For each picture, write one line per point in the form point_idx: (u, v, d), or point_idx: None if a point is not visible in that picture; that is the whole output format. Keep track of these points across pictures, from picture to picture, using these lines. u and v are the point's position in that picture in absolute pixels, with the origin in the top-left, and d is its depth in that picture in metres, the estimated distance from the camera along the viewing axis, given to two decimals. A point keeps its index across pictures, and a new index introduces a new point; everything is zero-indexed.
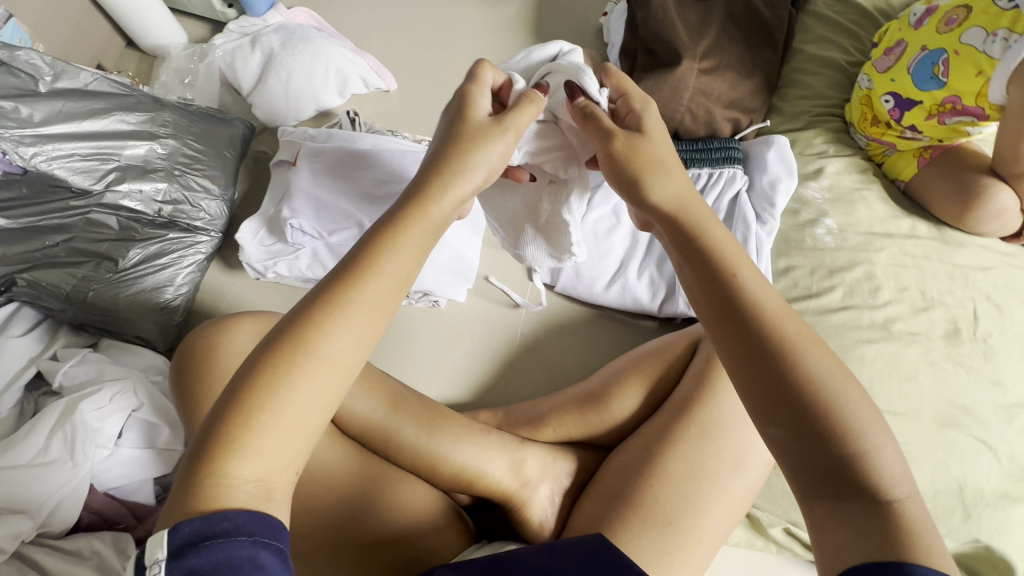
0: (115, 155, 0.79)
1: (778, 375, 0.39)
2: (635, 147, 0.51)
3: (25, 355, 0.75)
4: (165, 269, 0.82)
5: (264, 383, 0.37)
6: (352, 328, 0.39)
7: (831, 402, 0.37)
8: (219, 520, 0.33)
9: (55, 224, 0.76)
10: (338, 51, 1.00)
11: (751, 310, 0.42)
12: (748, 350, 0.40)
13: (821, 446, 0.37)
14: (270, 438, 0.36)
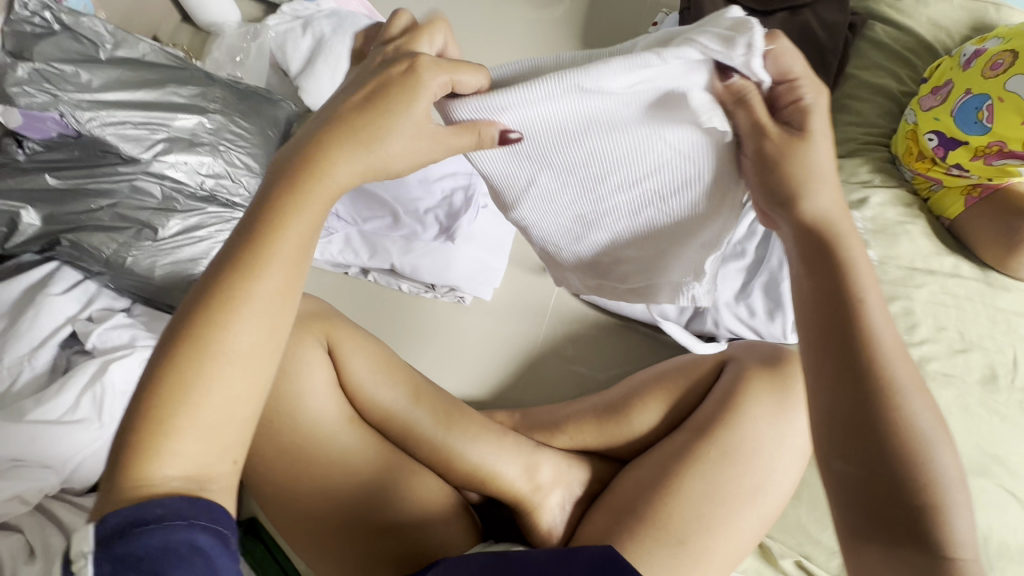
0: (165, 127, 0.80)
1: (866, 418, 0.39)
2: (794, 149, 0.44)
3: (63, 313, 0.77)
4: (201, 242, 0.83)
5: (172, 381, 0.35)
6: (254, 323, 0.36)
7: (917, 455, 0.38)
8: (152, 507, 0.32)
9: (102, 188, 0.77)
10: None
11: (864, 339, 0.40)
12: (849, 388, 0.40)
13: (892, 495, 0.38)
14: (190, 441, 0.34)
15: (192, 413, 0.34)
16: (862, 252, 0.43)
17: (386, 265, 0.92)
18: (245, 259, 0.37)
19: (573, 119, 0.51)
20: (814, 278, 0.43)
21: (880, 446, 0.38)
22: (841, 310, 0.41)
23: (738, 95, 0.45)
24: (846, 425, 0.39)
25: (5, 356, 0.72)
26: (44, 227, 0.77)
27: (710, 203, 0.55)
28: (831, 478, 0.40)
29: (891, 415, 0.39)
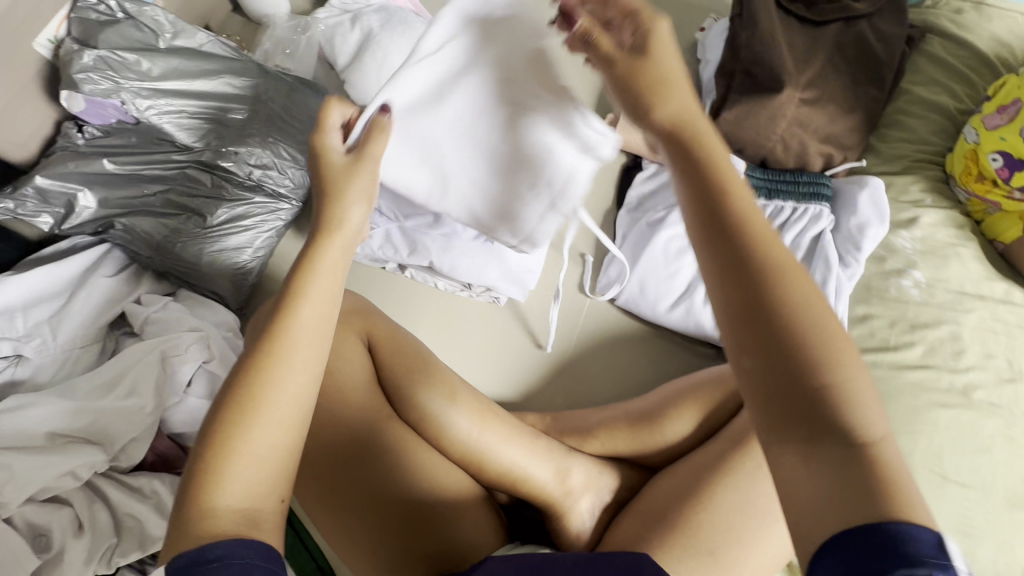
0: (218, 117, 0.81)
1: (761, 315, 0.38)
2: (662, 74, 0.48)
3: (114, 295, 0.79)
4: (246, 231, 0.85)
5: (232, 421, 0.40)
6: (296, 370, 0.42)
7: (819, 343, 0.37)
8: (212, 547, 0.36)
9: (155, 175, 0.80)
10: None
11: (740, 232, 0.40)
12: (733, 272, 0.39)
13: (804, 391, 0.36)
14: (250, 473, 0.39)
15: (249, 443, 0.39)
16: (721, 148, 0.45)
17: (424, 262, 0.91)
18: (280, 313, 0.44)
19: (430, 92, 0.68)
20: (686, 174, 0.43)
21: (782, 342, 0.37)
22: (708, 201, 0.41)
23: (586, 38, 0.51)
24: (738, 317, 0.38)
25: (59, 334, 0.74)
26: (99, 210, 0.79)
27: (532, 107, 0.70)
28: (747, 385, 0.38)
29: (788, 306, 0.38)
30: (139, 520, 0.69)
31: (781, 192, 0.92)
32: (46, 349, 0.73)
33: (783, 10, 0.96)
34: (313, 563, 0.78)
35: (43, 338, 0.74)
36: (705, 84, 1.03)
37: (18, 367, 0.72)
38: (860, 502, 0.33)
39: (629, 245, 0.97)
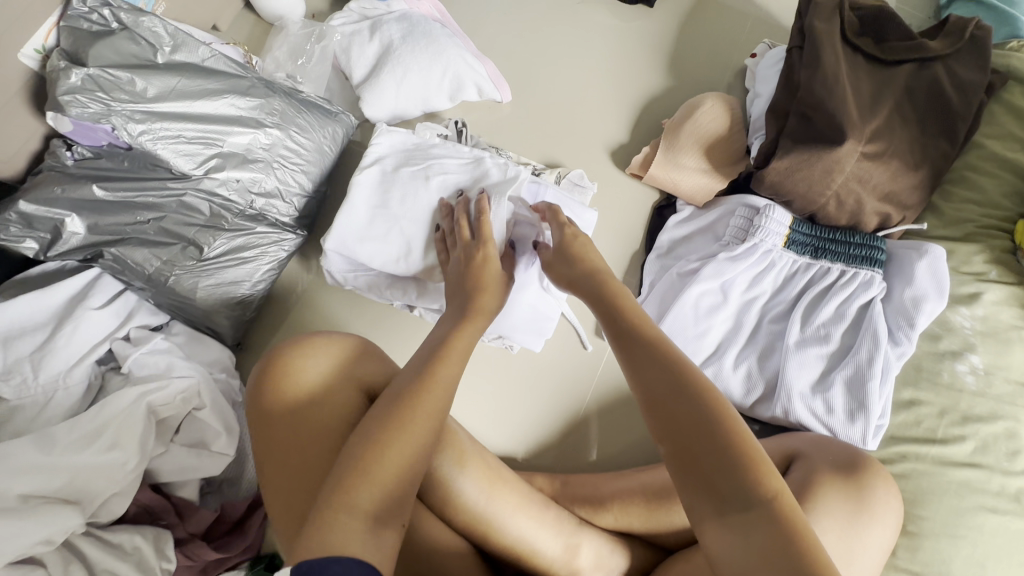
0: (219, 142, 0.74)
1: (670, 405, 0.51)
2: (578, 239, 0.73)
3: (102, 329, 0.74)
4: (245, 264, 0.79)
5: (387, 433, 0.53)
6: (424, 417, 0.55)
7: (722, 427, 0.49)
8: (332, 563, 0.44)
9: (150, 202, 0.73)
10: (459, 54, 0.91)
11: (649, 347, 0.57)
12: (648, 377, 0.54)
13: (717, 470, 0.47)
14: (370, 497, 0.49)
15: (393, 450, 0.53)
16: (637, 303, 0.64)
17: (434, 304, 0.82)
18: (419, 390, 0.57)
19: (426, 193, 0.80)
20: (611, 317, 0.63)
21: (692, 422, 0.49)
22: (624, 333, 0.60)
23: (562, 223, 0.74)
24: (656, 416, 0.52)
25: (40, 373, 0.69)
26: (88, 236, 0.73)
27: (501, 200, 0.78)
28: (675, 473, 0.49)
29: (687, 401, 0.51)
30: None
31: (829, 250, 0.85)
32: (25, 390, 0.69)
33: (850, 47, 0.85)
34: None
35: (23, 376, 0.69)
36: (754, 120, 0.93)
37: None
38: (772, 563, 0.42)
39: (654, 299, 0.90)
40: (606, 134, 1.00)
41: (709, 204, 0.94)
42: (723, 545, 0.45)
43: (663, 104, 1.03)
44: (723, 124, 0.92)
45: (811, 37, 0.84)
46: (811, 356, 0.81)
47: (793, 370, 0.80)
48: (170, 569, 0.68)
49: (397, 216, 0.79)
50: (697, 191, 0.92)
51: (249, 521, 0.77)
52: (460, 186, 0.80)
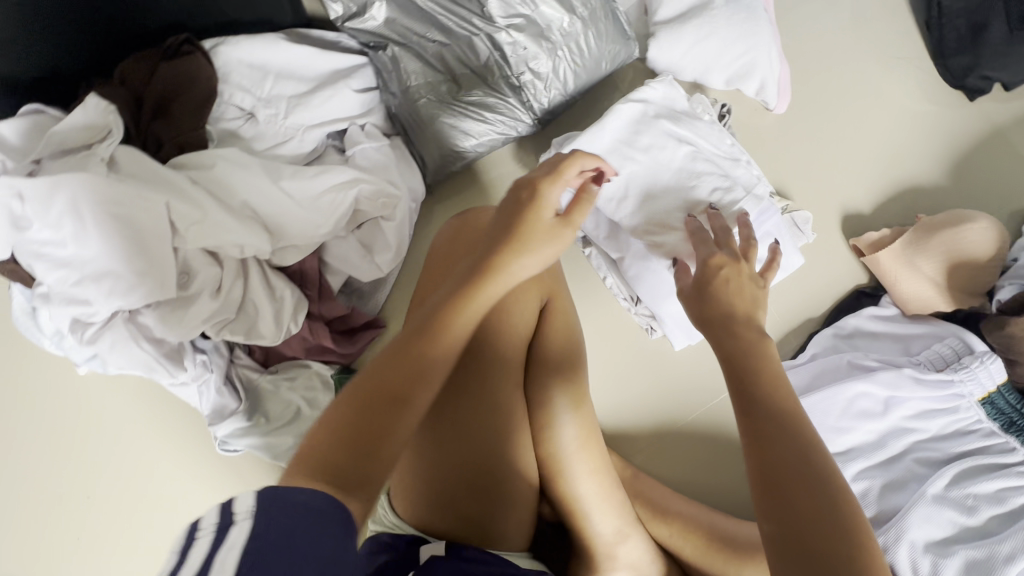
0: (534, 5, 0.75)
1: (761, 429, 0.48)
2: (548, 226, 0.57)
3: (347, 111, 0.80)
4: (482, 124, 0.82)
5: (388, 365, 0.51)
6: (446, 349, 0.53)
7: (785, 416, 0.49)
8: (296, 496, 0.38)
9: (446, 25, 0.76)
10: (769, 46, 0.88)
11: (751, 354, 0.52)
12: (742, 388, 0.51)
13: (765, 452, 0.47)
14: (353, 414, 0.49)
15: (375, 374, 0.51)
16: (749, 288, 0.57)
17: (614, 253, 0.82)
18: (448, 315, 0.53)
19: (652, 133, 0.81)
20: (709, 304, 0.56)
21: (778, 452, 0.46)
22: (726, 334, 0.54)
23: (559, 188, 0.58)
24: (751, 438, 0.48)
25: (287, 116, 0.76)
26: (381, 27, 0.77)
27: (723, 178, 0.79)
28: (760, 501, 0.46)
29: (753, 396, 0.50)
30: (257, 312, 0.73)
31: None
32: (271, 121, 0.75)
33: None
34: None
35: (276, 110, 0.75)
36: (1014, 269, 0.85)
37: (244, 124, 0.76)
38: None
39: (809, 370, 0.85)
40: (848, 195, 0.94)
41: (916, 317, 0.87)
42: (763, 522, 0.46)
43: (924, 199, 0.94)
44: (988, 251, 0.83)
45: None
46: (944, 517, 0.73)
47: (918, 518, 0.73)
48: (290, 332, 0.75)
49: (635, 157, 0.80)
50: (914, 300, 0.86)
51: (358, 335, 0.82)
52: (700, 166, 0.80)
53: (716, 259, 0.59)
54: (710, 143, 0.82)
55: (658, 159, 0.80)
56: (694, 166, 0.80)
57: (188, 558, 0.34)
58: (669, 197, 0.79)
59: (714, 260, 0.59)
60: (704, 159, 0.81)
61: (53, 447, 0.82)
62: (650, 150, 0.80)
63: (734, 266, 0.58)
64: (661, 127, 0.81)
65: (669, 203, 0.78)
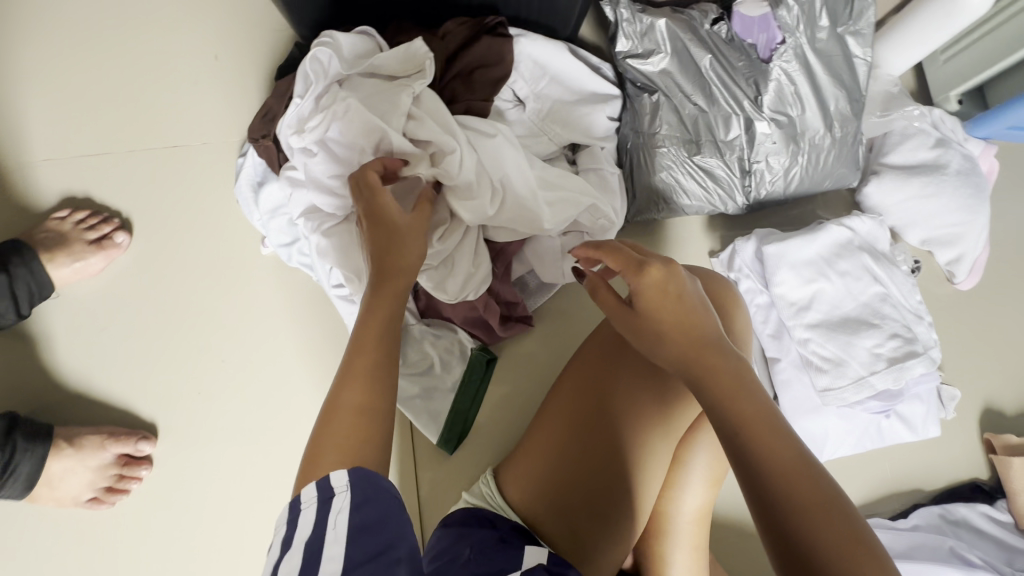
0: (798, 109, 0.81)
1: (747, 460, 0.47)
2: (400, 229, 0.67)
3: (593, 131, 0.86)
4: (700, 189, 0.87)
5: (342, 384, 0.57)
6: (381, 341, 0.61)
7: (781, 462, 0.47)
8: (379, 479, 0.50)
9: (714, 95, 0.82)
10: (980, 227, 0.92)
11: (713, 373, 0.51)
12: (720, 421, 0.50)
13: (768, 510, 0.46)
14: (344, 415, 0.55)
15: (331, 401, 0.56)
16: (692, 291, 0.55)
17: (769, 352, 0.86)
18: (379, 307, 0.62)
19: (852, 261, 0.84)
20: (658, 323, 0.54)
21: (769, 487, 0.46)
22: (688, 366, 0.52)
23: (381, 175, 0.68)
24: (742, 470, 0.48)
25: (548, 116, 0.83)
26: (655, 74, 0.83)
27: (902, 329, 0.82)
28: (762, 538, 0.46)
29: (740, 443, 0.48)
30: (452, 268, 0.78)
31: None
32: (533, 115, 0.83)
33: None
34: (462, 411, 0.87)
35: (539, 108, 0.83)
36: None
37: (510, 109, 0.83)
38: None
39: (909, 538, 0.85)
40: (997, 389, 0.95)
41: None
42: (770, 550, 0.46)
43: None
44: None
45: None
46: None
47: None
48: (467, 298, 0.79)
49: (830, 275, 0.83)
50: None
51: (511, 323, 0.88)
52: (884, 310, 0.83)
53: (635, 271, 0.54)
54: (899, 292, 0.85)
55: (848, 287, 0.83)
56: (879, 307, 0.83)
57: (300, 526, 0.47)
58: (846, 324, 0.82)
59: (633, 271, 0.54)
60: (890, 303, 0.83)
61: (212, 307, 0.89)
62: (844, 275, 0.83)
63: (659, 272, 0.53)
64: (861, 260, 0.84)
65: (843, 330, 0.82)
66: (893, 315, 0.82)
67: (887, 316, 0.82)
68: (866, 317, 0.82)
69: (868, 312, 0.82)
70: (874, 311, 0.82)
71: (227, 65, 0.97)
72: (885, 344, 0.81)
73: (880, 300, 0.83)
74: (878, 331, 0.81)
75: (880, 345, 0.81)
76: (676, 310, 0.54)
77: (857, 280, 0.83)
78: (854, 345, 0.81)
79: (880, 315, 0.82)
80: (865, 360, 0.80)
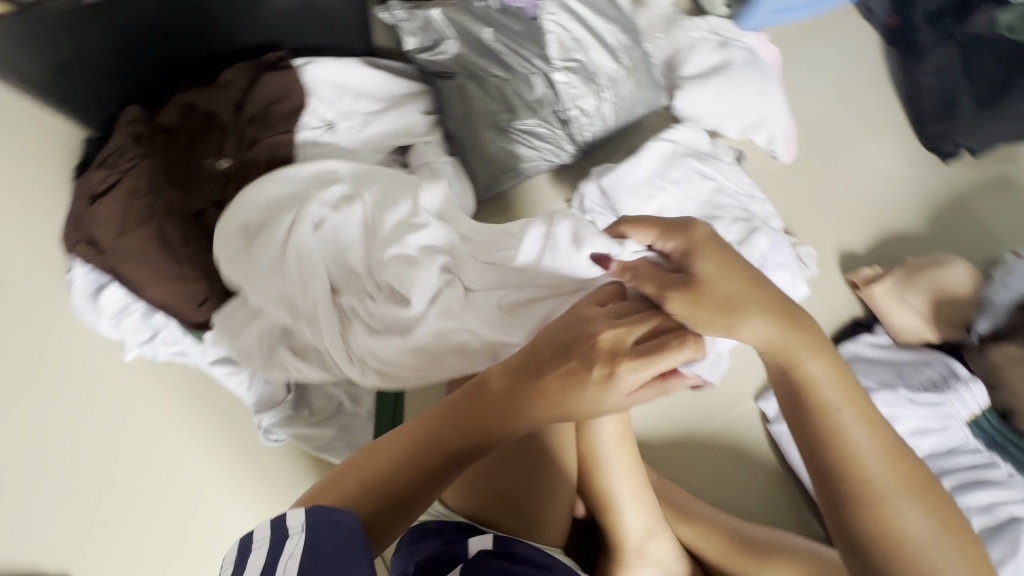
0: (585, 52, 0.88)
1: (824, 447, 0.50)
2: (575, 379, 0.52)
3: (413, 130, 0.88)
4: (531, 150, 0.91)
5: (373, 450, 0.56)
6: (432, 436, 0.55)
7: (857, 444, 0.50)
8: (340, 515, 0.48)
9: (508, 62, 0.87)
10: (778, 104, 1.03)
11: (808, 394, 0.51)
12: (801, 409, 0.52)
13: (835, 491, 0.50)
14: (353, 482, 0.53)
15: (340, 468, 0.55)
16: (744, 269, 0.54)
17: None
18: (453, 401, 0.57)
19: (677, 168, 0.91)
20: (748, 324, 0.52)
21: (853, 485, 0.49)
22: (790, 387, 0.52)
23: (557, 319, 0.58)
24: (813, 451, 0.51)
25: (363, 129, 0.84)
26: (450, 59, 0.87)
27: (741, 212, 0.90)
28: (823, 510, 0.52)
29: (815, 417, 0.51)
30: None
31: (1006, 450, 0.85)
32: (346, 133, 0.83)
33: None
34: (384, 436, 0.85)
35: (352, 125, 0.84)
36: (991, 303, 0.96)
37: (323, 134, 0.82)
38: None
39: None
40: (844, 236, 1.06)
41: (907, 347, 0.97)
42: (832, 527, 0.51)
43: (907, 244, 1.07)
44: (964, 289, 0.95)
45: None
46: None
47: None
48: None
49: (666, 187, 0.90)
50: (905, 331, 0.96)
51: None
52: (724, 202, 0.90)
53: (681, 234, 0.56)
54: (728, 180, 0.93)
55: (684, 192, 0.90)
56: (717, 201, 0.90)
57: None
58: None
59: (677, 232, 0.56)
60: (724, 194, 0.91)
61: (87, 435, 0.83)
62: (677, 183, 0.90)
63: (708, 229, 0.55)
64: (688, 166, 0.92)
65: None
66: (732, 203, 0.91)
67: (725, 206, 0.90)
68: (709, 213, 0.89)
69: (710, 208, 0.90)
70: (714, 206, 0.90)
71: (20, 183, 0.91)
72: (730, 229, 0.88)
73: (716, 193, 0.91)
74: (723, 221, 0.88)
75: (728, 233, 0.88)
76: (750, 305, 0.52)
77: (688, 183, 0.91)
78: None
79: (721, 207, 0.90)
80: None
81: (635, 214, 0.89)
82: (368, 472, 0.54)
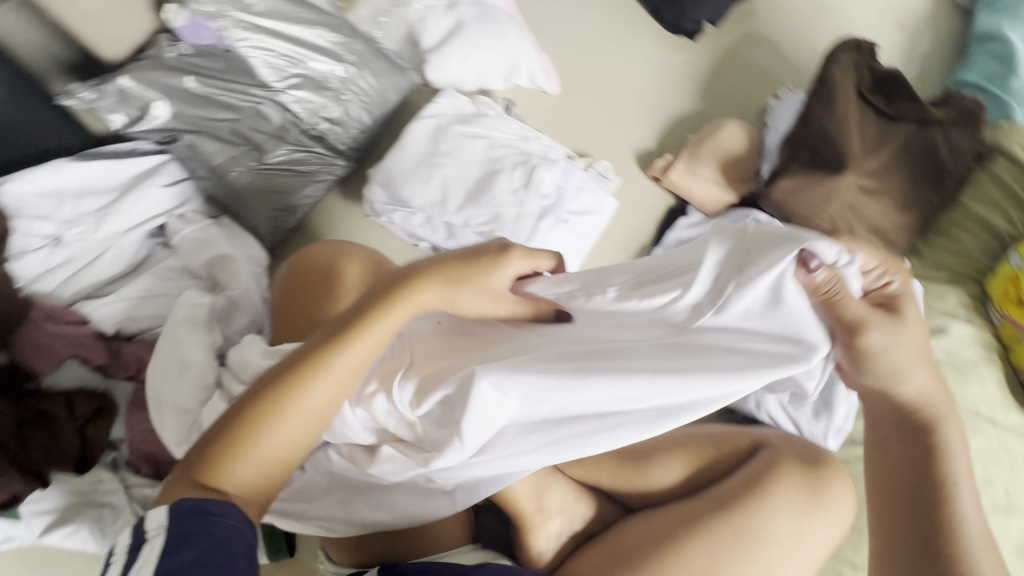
0: (301, 63, 0.84)
1: (914, 470, 0.50)
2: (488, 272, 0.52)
3: (159, 205, 0.82)
4: (298, 177, 0.88)
5: (249, 418, 0.48)
6: (314, 394, 0.49)
7: (976, 524, 0.49)
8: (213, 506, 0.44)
9: (229, 103, 0.83)
10: (522, 41, 1.03)
11: (925, 432, 0.50)
12: (885, 425, 0.52)
13: (909, 508, 0.50)
14: (242, 465, 0.47)
15: (217, 444, 0.47)
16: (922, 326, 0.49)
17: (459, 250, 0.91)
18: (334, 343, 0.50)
19: (446, 141, 0.91)
20: (896, 329, 0.47)
21: (918, 490, 0.50)
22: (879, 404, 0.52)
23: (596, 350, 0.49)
24: (894, 469, 0.51)
25: (100, 226, 0.78)
26: (168, 122, 0.80)
27: (520, 157, 0.91)
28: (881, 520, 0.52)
29: (933, 482, 0.50)
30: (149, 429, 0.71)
31: None
32: (84, 239, 0.77)
33: (858, 94, 0.97)
34: None
35: (86, 227, 0.78)
36: (768, 149, 1.04)
37: (53, 250, 0.76)
38: None
39: None
40: (632, 139, 1.11)
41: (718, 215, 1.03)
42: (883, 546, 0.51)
43: (689, 123, 1.14)
44: (741, 145, 1.04)
45: (829, 82, 0.96)
46: None
47: None
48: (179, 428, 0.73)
49: (443, 162, 0.90)
50: (710, 201, 1.02)
51: None
52: (502, 154, 0.91)
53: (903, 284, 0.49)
54: (500, 132, 0.94)
55: (461, 161, 0.90)
56: (495, 156, 0.91)
57: None
58: (482, 187, 0.89)
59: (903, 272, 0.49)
60: (500, 147, 0.92)
61: None
62: (451, 155, 0.90)
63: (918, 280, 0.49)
64: (455, 133, 0.92)
65: (482, 193, 0.89)
66: (511, 152, 0.92)
67: (503, 157, 0.91)
68: (491, 170, 0.90)
69: (491, 165, 0.90)
70: (494, 161, 0.91)
71: None
72: (513, 177, 0.89)
73: (492, 149, 0.92)
74: (506, 173, 0.90)
75: (513, 181, 0.89)
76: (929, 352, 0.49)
77: (461, 151, 0.91)
78: (497, 196, 0.88)
79: (500, 160, 0.91)
80: (513, 200, 0.88)
81: (422, 198, 0.89)
82: (250, 437, 0.48)
